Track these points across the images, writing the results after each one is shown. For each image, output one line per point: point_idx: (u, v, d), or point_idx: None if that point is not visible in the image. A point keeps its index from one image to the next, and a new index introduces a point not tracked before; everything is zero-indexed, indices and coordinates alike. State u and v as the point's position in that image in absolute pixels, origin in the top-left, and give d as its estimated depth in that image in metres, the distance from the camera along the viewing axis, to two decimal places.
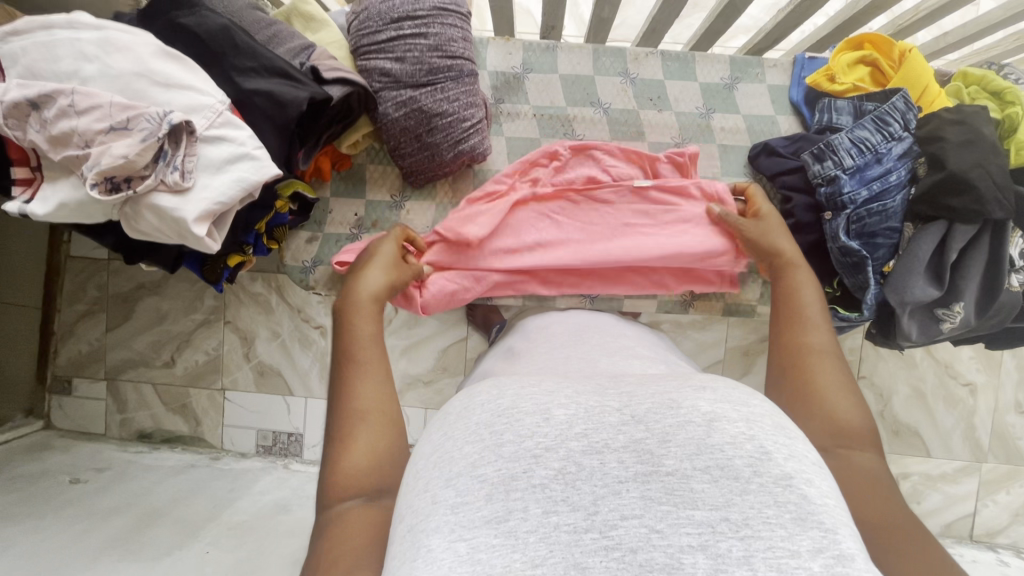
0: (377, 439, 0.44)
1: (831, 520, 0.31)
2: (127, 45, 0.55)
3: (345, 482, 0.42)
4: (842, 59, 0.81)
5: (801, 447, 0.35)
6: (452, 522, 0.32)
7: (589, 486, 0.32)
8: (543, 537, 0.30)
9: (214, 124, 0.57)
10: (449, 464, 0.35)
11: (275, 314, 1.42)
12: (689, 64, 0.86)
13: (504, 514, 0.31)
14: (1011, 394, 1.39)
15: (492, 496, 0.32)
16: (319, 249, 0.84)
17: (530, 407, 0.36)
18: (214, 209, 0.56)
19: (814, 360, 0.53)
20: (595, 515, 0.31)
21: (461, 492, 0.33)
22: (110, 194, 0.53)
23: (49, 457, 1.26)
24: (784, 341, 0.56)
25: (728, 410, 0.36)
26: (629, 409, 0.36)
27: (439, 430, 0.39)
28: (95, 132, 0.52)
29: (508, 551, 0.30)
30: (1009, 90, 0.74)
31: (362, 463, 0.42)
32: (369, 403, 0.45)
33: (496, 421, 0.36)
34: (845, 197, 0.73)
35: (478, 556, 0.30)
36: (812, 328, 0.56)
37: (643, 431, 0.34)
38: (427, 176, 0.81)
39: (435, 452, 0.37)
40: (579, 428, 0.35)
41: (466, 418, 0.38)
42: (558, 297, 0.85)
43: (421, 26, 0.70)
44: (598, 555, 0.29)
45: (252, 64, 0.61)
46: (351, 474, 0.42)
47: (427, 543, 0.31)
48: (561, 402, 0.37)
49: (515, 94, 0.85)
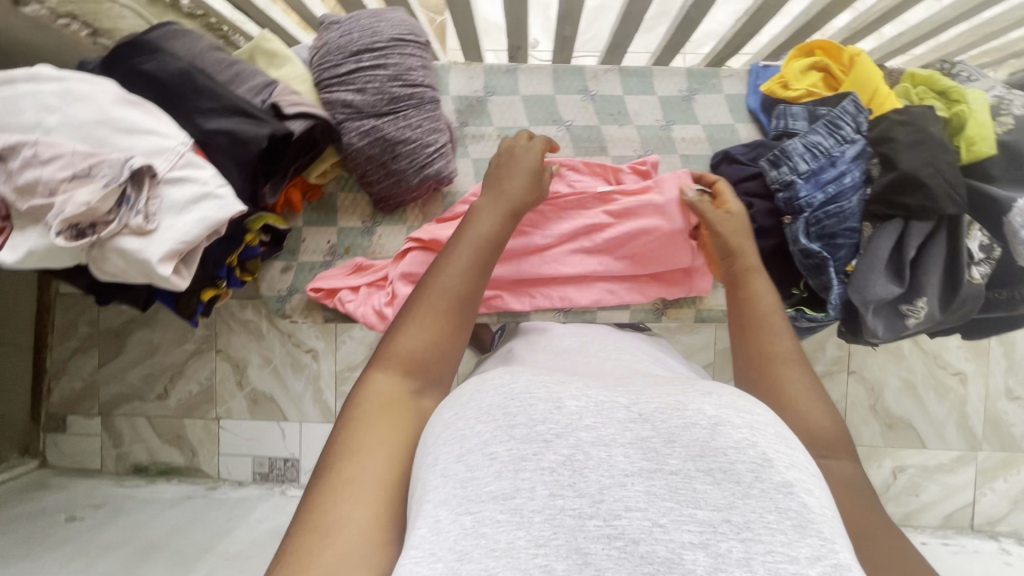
0: (434, 331, 0.52)
1: (829, 530, 0.31)
2: (87, 94, 0.57)
3: (395, 364, 0.50)
4: (795, 66, 0.83)
5: (802, 458, 0.35)
6: (460, 495, 0.33)
7: (596, 475, 0.33)
8: (549, 519, 0.31)
9: (176, 166, 0.58)
10: (461, 442, 0.36)
11: (266, 339, 1.43)
12: (648, 79, 0.88)
13: (512, 491, 0.32)
14: (1001, 379, 1.39)
15: (501, 473, 0.33)
16: (293, 278, 0.85)
17: (543, 393, 0.37)
18: (179, 248, 0.57)
19: (783, 370, 0.54)
20: (600, 503, 0.32)
21: (472, 466, 0.34)
22: (76, 240, 0.54)
23: (45, 497, 1.25)
24: (752, 348, 0.57)
25: (732, 415, 0.36)
26: (638, 407, 0.37)
27: (452, 408, 0.40)
28: (58, 181, 0.53)
29: (513, 528, 0.31)
30: (955, 89, 0.77)
31: (416, 353, 0.51)
32: (457, 288, 0.55)
33: (509, 403, 0.36)
34: (801, 202, 0.75)
35: (482, 530, 0.31)
36: (776, 338, 0.57)
37: (649, 430, 0.35)
38: (397, 201, 0.83)
39: (447, 429, 0.38)
40: (589, 420, 0.35)
41: (477, 400, 0.38)
42: (531, 311, 0.86)
43: (380, 57, 0.73)
44: (601, 543, 0.30)
45: (213, 105, 0.63)
46: (404, 358, 0.50)
47: (434, 513, 0.33)
48: (573, 394, 0.37)
49: (479, 117, 0.87)
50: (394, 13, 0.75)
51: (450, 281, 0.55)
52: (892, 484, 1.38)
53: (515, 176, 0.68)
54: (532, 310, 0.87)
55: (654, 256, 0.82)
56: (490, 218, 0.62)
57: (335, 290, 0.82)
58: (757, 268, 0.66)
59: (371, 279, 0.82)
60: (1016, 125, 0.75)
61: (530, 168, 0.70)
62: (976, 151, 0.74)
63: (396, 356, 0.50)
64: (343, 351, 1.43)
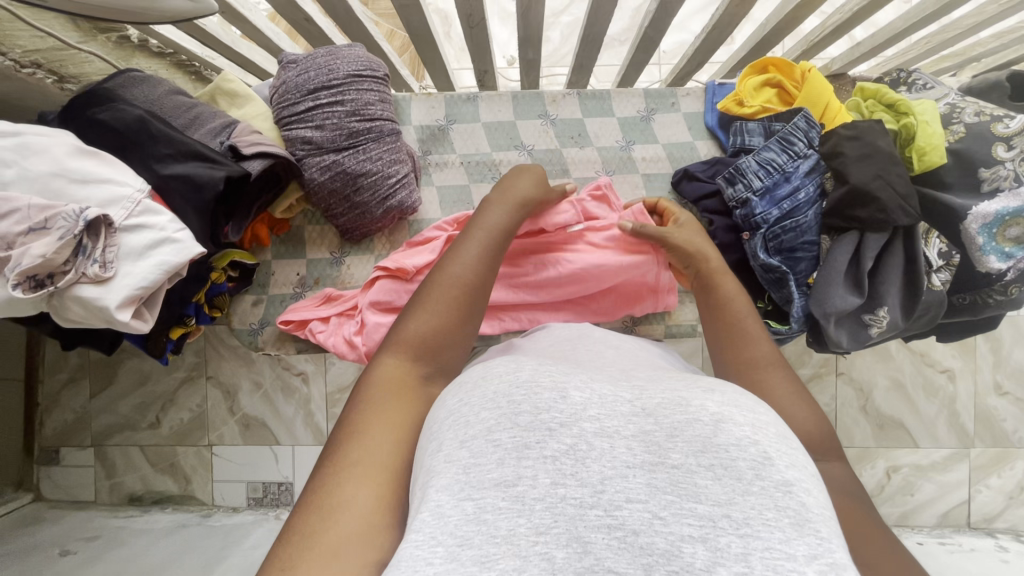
0: (440, 316, 0.53)
1: (827, 529, 0.30)
2: (43, 147, 0.58)
3: (404, 349, 0.51)
4: (749, 83, 0.84)
5: (802, 458, 0.35)
6: (462, 481, 0.33)
7: (598, 465, 0.32)
8: (549, 507, 0.31)
9: (133, 214, 0.59)
10: (466, 428, 0.36)
11: (254, 364, 1.43)
12: (607, 101, 0.90)
13: (514, 478, 0.32)
14: (989, 375, 1.40)
15: (504, 460, 0.33)
16: (265, 311, 0.87)
17: (548, 383, 0.36)
18: (137, 293, 0.58)
19: (762, 375, 0.54)
20: (601, 493, 0.31)
21: (476, 453, 0.34)
22: (34, 292, 0.55)
23: (40, 530, 1.24)
24: (731, 357, 0.57)
25: (735, 413, 0.35)
26: (641, 401, 0.37)
27: (457, 396, 0.40)
28: (16, 234, 0.54)
29: (514, 515, 0.31)
30: (901, 102, 0.78)
31: (426, 338, 0.52)
32: (466, 275, 0.56)
33: (514, 391, 0.36)
34: (758, 218, 0.77)
35: (484, 516, 0.31)
36: (755, 342, 0.57)
37: (652, 423, 0.35)
38: (362, 231, 0.84)
39: (452, 416, 0.38)
40: (593, 411, 0.35)
41: (481, 388, 0.38)
42: (502, 333, 0.87)
43: (337, 94, 0.74)
44: (601, 532, 0.30)
45: (169, 150, 0.65)
46: (414, 343, 0.52)
47: (436, 498, 0.33)
48: (577, 385, 0.37)
49: (442, 145, 0.88)
50: (351, 49, 0.77)
51: (459, 268, 0.57)
52: (886, 485, 1.38)
53: (527, 174, 0.73)
54: (503, 332, 0.87)
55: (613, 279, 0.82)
56: (502, 208, 0.66)
57: (306, 321, 0.83)
58: (722, 269, 0.67)
59: (340, 309, 0.82)
60: (965, 133, 0.75)
61: (541, 174, 0.75)
62: (927, 162, 0.75)
63: (407, 340, 0.52)
64: (333, 373, 1.44)
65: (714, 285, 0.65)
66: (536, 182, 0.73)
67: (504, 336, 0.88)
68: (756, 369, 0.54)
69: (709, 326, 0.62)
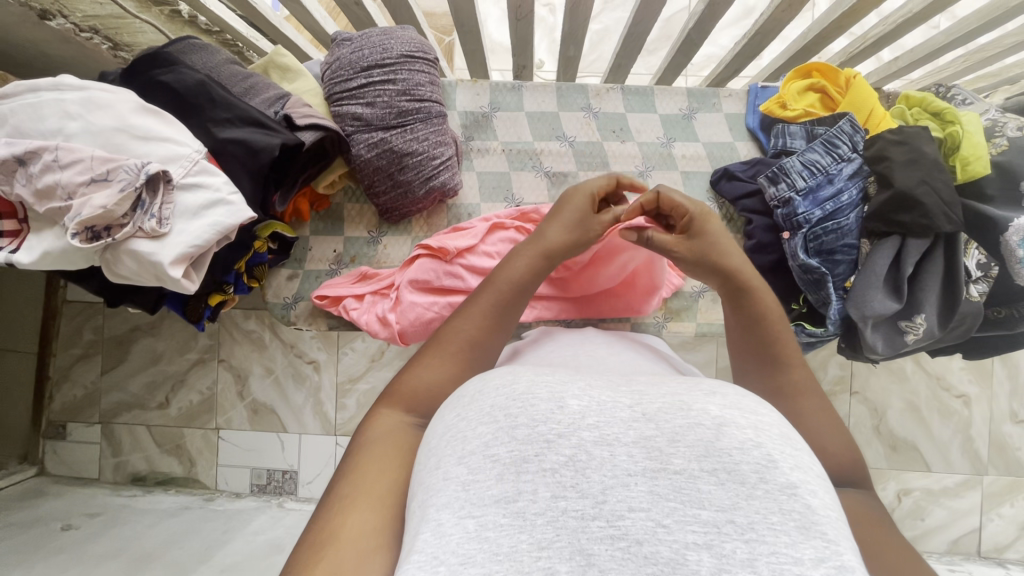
0: (441, 366, 0.50)
1: (835, 531, 0.28)
2: (108, 102, 0.59)
3: (399, 400, 0.48)
4: (792, 87, 0.86)
5: (807, 459, 0.32)
6: (462, 499, 0.30)
7: (599, 476, 0.30)
8: (551, 521, 0.28)
9: (190, 172, 0.60)
10: (462, 444, 0.33)
11: (268, 349, 1.43)
12: (649, 97, 0.92)
13: (513, 494, 0.30)
14: (1006, 402, 1.38)
15: (503, 476, 0.30)
16: (299, 286, 0.87)
17: (545, 393, 0.33)
18: (189, 251, 0.59)
19: (796, 401, 0.50)
20: (603, 504, 0.29)
21: (474, 469, 0.31)
22: (90, 242, 0.56)
23: (40, 505, 1.23)
24: (765, 381, 0.53)
25: (738, 416, 0.32)
26: (641, 406, 0.33)
27: (454, 410, 0.37)
28: (76, 185, 0.55)
29: (516, 531, 0.28)
30: (948, 110, 0.78)
31: (420, 389, 0.49)
32: (471, 332, 0.52)
33: (511, 404, 0.33)
34: (800, 217, 0.77)
35: (485, 534, 0.29)
36: (790, 362, 0.53)
37: (653, 429, 0.31)
38: (403, 211, 0.84)
39: (449, 431, 0.35)
40: (592, 419, 0.32)
41: (478, 401, 0.35)
42: (532, 322, 0.85)
43: (389, 73, 0.75)
44: (604, 544, 0.28)
45: (226, 115, 0.66)
46: (407, 394, 0.49)
47: (436, 516, 0.30)
48: (574, 392, 0.34)
49: (483, 131, 0.90)
50: (405, 32, 0.78)
51: (462, 325, 0.53)
52: (896, 508, 1.35)
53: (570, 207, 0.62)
54: (533, 323, 0.86)
55: (660, 276, 0.82)
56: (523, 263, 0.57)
57: (340, 298, 0.83)
58: (762, 291, 0.56)
59: (376, 287, 0.82)
60: (1009, 146, 0.74)
61: (579, 195, 0.63)
62: (971, 171, 0.75)
63: (401, 391, 0.49)
64: (345, 363, 1.42)
65: (753, 298, 0.56)
66: (569, 219, 0.61)
67: (533, 325, 0.87)
68: (785, 392, 0.51)
69: (747, 347, 0.55)
